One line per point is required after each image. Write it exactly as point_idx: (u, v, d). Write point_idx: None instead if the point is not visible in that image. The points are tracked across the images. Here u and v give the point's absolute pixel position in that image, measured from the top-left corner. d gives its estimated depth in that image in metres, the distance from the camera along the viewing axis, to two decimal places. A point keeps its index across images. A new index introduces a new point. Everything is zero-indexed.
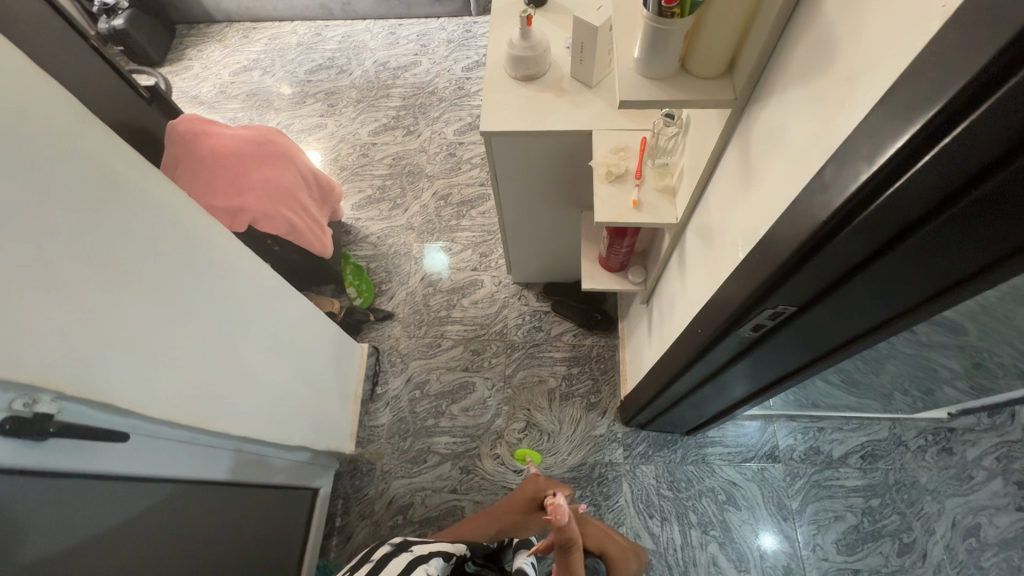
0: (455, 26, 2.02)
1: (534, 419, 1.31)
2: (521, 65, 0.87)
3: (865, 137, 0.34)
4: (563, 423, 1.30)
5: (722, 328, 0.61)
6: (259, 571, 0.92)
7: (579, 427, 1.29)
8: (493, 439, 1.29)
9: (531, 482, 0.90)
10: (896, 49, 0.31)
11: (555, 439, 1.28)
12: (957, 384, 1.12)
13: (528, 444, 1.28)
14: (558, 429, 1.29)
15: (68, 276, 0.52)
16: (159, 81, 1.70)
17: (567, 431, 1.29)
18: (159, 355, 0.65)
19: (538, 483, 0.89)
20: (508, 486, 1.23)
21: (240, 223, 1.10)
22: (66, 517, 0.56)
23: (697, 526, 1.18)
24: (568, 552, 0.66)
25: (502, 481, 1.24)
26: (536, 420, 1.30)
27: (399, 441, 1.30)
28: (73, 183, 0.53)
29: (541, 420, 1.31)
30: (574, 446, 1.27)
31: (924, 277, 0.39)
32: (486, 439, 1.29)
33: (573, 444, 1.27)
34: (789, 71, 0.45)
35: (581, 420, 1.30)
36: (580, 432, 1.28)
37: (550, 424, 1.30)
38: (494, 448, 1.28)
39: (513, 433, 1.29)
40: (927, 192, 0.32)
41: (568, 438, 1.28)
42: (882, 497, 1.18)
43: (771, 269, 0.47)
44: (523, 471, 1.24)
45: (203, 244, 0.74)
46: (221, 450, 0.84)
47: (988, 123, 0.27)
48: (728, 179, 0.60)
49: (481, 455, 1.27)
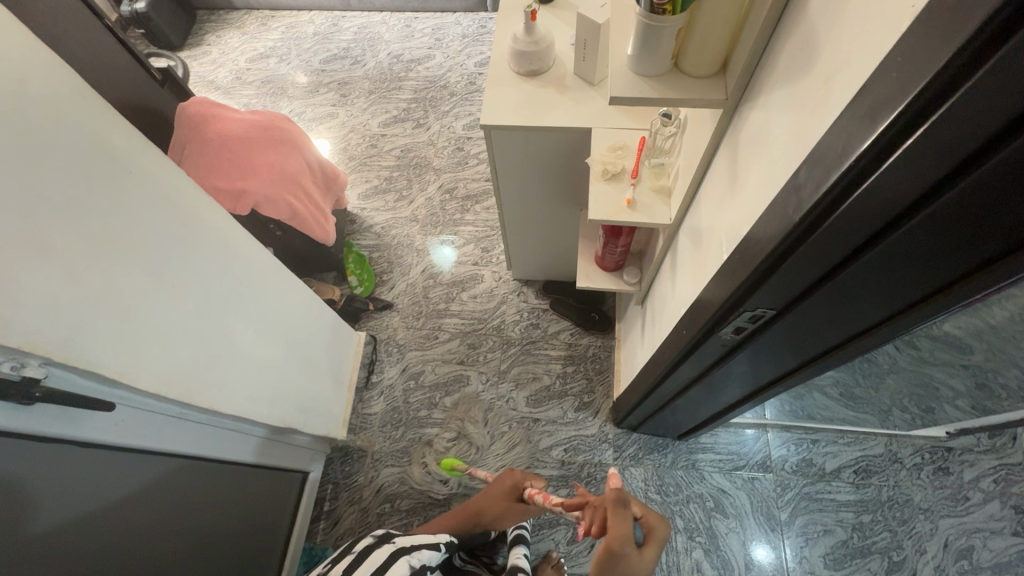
0: (471, 22, 2.03)
1: (466, 431, 1.30)
2: (525, 59, 0.86)
3: (836, 138, 0.34)
4: (496, 439, 1.29)
5: (705, 329, 0.61)
6: (244, 550, 0.93)
7: (514, 448, 1.27)
8: (423, 447, 1.28)
9: (507, 475, 0.92)
10: (871, 50, 0.31)
11: (482, 453, 1.27)
12: (958, 403, 1.10)
13: (455, 453, 1.27)
14: (489, 443, 1.28)
15: (61, 244, 0.54)
16: (177, 65, 1.73)
17: (498, 447, 1.27)
18: (149, 328, 0.66)
19: (515, 475, 0.91)
20: (434, 496, 1.21)
21: (243, 206, 1.12)
22: (46, 480, 0.57)
23: (684, 531, 1.17)
24: (614, 505, 0.67)
25: (428, 490, 1.22)
26: (468, 432, 1.29)
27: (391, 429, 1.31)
28: (68, 154, 0.55)
29: (474, 433, 1.29)
30: (502, 462, 1.26)
31: (905, 280, 0.39)
32: (417, 447, 1.28)
33: (501, 461, 1.26)
34: (776, 72, 0.45)
35: (518, 443, 1.27)
36: (512, 453, 1.26)
37: (481, 438, 1.29)
38: (424, 456, 1.27)
39: (441, 442, 1.28)
40: (897, 194, 0.32)
41: (496, 454, 1.26)
42: (873, 513, 1.17)
43: (750, 268, 0.47)
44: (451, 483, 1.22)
45: (198, 224, 0.76)
46: (213, 427, 0.85)
47: (954, 120, 0.27)
48: (718, 180, 0.59)
49: (411, 464, 1.26)
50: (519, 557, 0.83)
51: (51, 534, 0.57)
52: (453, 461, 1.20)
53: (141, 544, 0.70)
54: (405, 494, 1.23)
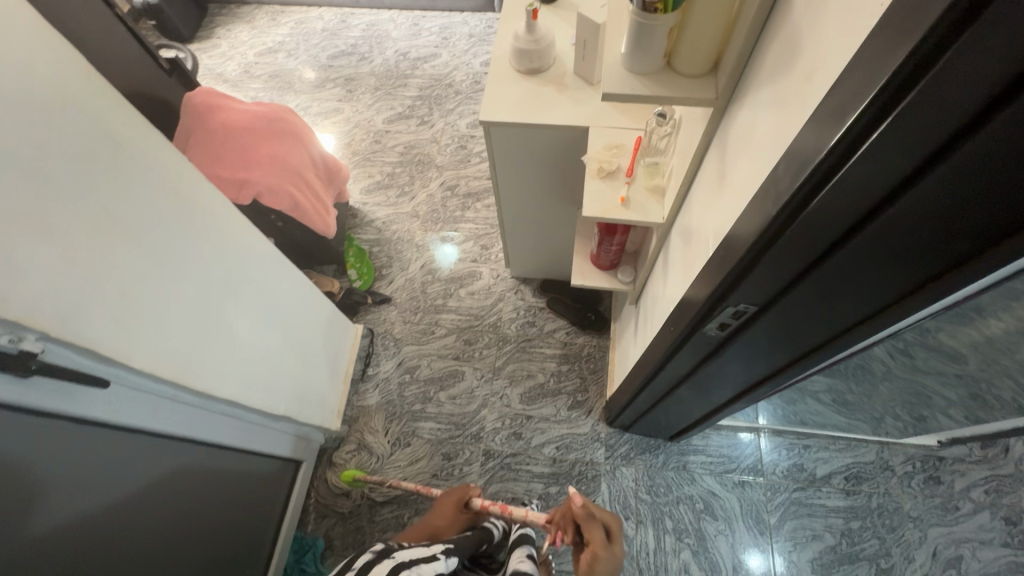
0: (478, 22, 2.04)
1: (365, 441, 1.29)
2: (525, 58, 0.87)
3: (810, 135, 0.35)
4: (399, 451, 1.29)
5: (691, 325, 0.62)
6: (227, 538, 0.94)
7: (417, 463, 1.27)
8: (325, 464, 1.28)
9: (454, 491, 0.96)
10: (844, 50, 0.32)
11: (382, 462, 1.27)
12: (952, 413, 1.10)
13: (355, 464, 1.27)
14: (388, 453, 1.28)
15: (60, 222, 0.55)
16: (186, 57, 1.75)
17: (399, 459, 1.27)
18: (147, 309, 0.67)
19: (457, 491, 0.95)
20: (337, 509, 1.22)
21: (244, 195, 1.14)
22: (36, 455, 0.57)
23: (672, 531, 1.17)
24: (585, 520, 0.73)
25: (332, 503, 1.23)
26: (367, 442, 1.29)
27: (362, 423, 1.32)
28: (73, 136, 0.56)
29: (374, 442, 1.29)
30: (402, 474, 1.26)
31: (880, 277, 0.40)
32: (321, 463, 1.28)
33: (402, 474, 1.25)
34: (762, 72, 0.46)
35: (422, 457, 1.27)
36: (414, 467, 1.26)
37: (380, 447, 1.28)
38: (326, 471, 1.27)
39: (342, 454, 1.29)
40: (869, 188, 0.33)
41: (397, 466, 1.27)
42: (862, 520, 1.17)
43: (731, 263, 0.48)
44: (352, 496, 1.23)
45: (199, 209, 0.77)
46: (207, 412, 0.86)
47: (916, 114, 0.28)
48: (708, 179, 0.60)
49: (316, 478, 1.27)
50: (524, 559, 0.76)
51: (40, 502, 0.57)
52: (353, 472, 1.22)
53: (132, 522, 0.71)
54: (312, 505, 1.24)
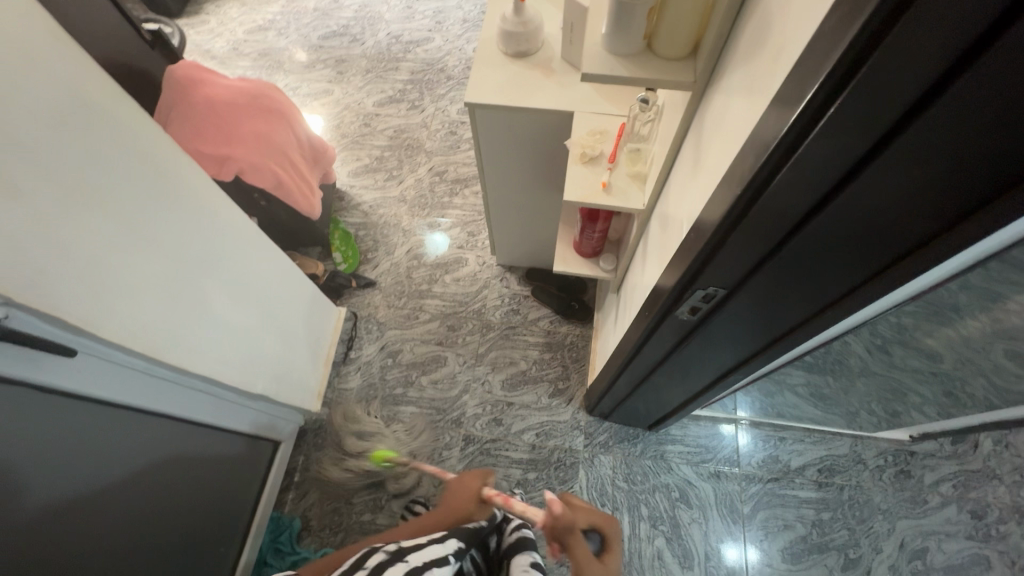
0: (472, 7, 2.02)
1: (361, 421, 1.24)
2: (512, 40, 0.87)
3: (774, 113, 0.35)
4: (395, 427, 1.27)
5: (663, 310, 0.63)
6: (199, 515, 0.93)
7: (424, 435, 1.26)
8: (308, 445, 1.29)
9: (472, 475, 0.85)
10: (807, 32, 0.32)
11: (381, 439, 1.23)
12: (925, 409, 1.12)
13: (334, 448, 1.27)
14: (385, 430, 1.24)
15: (28, 186, 0.54)
16: (173, 32, 1.72)
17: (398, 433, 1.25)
18: (118, 278, 0.66)
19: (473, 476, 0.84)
20: (317, 491, 1.23)
21: (226, 171, 1.12)
22: None
23: (648, 519, 1.19)
24: (565, 540, 0.70)
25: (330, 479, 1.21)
26: (363, 422, 1.24)
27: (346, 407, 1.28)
28: (40, 96, 0.55)
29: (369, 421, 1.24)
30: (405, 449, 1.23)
31: (844, 259, 0.40)
32: (304, 443, 1.29)
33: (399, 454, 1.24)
34: (736, 56, 0.46)
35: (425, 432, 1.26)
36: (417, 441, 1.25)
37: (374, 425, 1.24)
38: (309, 452, 1.28)
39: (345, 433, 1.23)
40: (829, 168, 0.33)
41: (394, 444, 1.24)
42: (833, 511, 1.19)
43: (699, 246, 0.48)
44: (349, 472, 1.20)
45: (173, 179, 0.76)
46: (181, 387, 0.85)
47: (870, 90, 0.28)
48: (684, 165, 0.60)
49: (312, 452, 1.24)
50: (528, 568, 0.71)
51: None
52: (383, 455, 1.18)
53: (96, 494, 0.70)
54: (293, 484, 1.25)
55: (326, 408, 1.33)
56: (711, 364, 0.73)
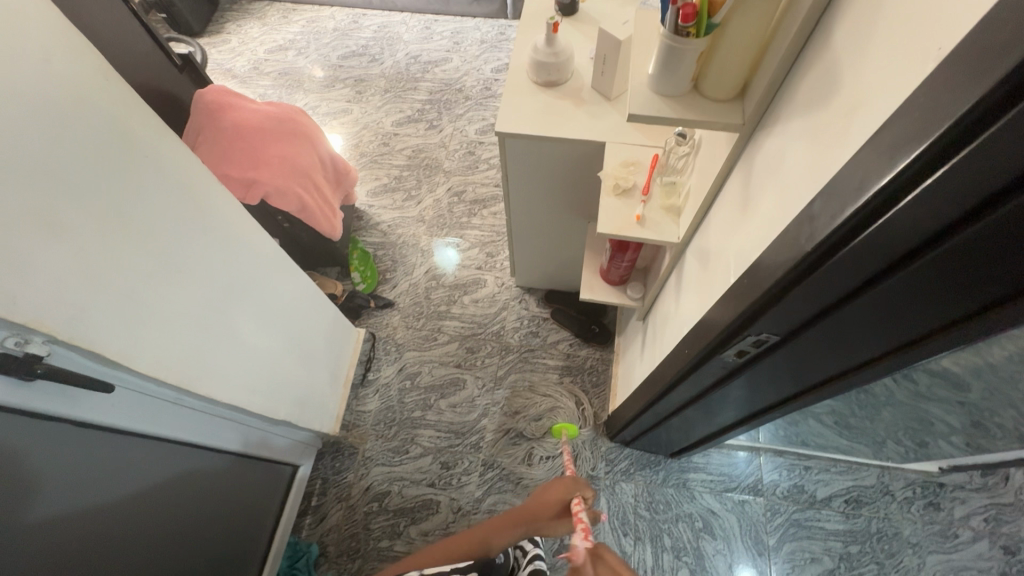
0: (489, 28, 2.05)
1: (416, 436, 1.30)
2: (544, 70, 0.87)
3: (853, 173, 0.34)
4: (442, 441, 1.29)
5: (708, 350, 0.62)
6: (217, 545, 0.92)
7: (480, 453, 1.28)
8: (328, 467, 1.28)
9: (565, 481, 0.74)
10: (890, 98, 0.32)
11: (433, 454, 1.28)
12: (952, 439, 1.10)
13: (353, 473, 1.27)
14: (435, 447, 1.29)
15: (76, 225, 0.54)
16: (196, 51, 1.74)
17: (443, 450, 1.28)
18: (154, 311, 0.66)
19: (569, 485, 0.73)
20: (334, 517, 1.22)
21: (253, 196, 1.13)
22: (22, 458, 0.55)
23: (671, 550, 1.17)
24: None
25: (387, 491, 1.24)
26: (419, 437, 1.30)
27: (388, 425, 1.32)
28: (91, 135, 0.56)
29: (424, 436, 1.30)
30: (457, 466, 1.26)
31: (910, 318, 0.39)
32: (325, 464, 1.28)
33: (445, 471, 1.26)
34: (794, 102, 0.46)
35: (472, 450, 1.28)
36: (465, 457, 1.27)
37: (430, 442, 1.29)
38: (328, 475, 1.27)
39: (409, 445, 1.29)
40: (911, 233, 0.32)
41: (439, 458, 1.27)
42: (861, 544, 1.17)
43: (757, 293, 0.47)
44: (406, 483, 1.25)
45: (209, 210, 0.76)
46: (207, 416, 0.84)
47: (968, 165, 0.27)
48: (729, 204, 0.60)
49: (365, 463, 1.28)
50: None
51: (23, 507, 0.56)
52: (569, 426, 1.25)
53: (115, 528, 0.69)
54: (313, 506, 1.24)
55: (345, 432, 1.32)
56: (750, 403, 0.71)
